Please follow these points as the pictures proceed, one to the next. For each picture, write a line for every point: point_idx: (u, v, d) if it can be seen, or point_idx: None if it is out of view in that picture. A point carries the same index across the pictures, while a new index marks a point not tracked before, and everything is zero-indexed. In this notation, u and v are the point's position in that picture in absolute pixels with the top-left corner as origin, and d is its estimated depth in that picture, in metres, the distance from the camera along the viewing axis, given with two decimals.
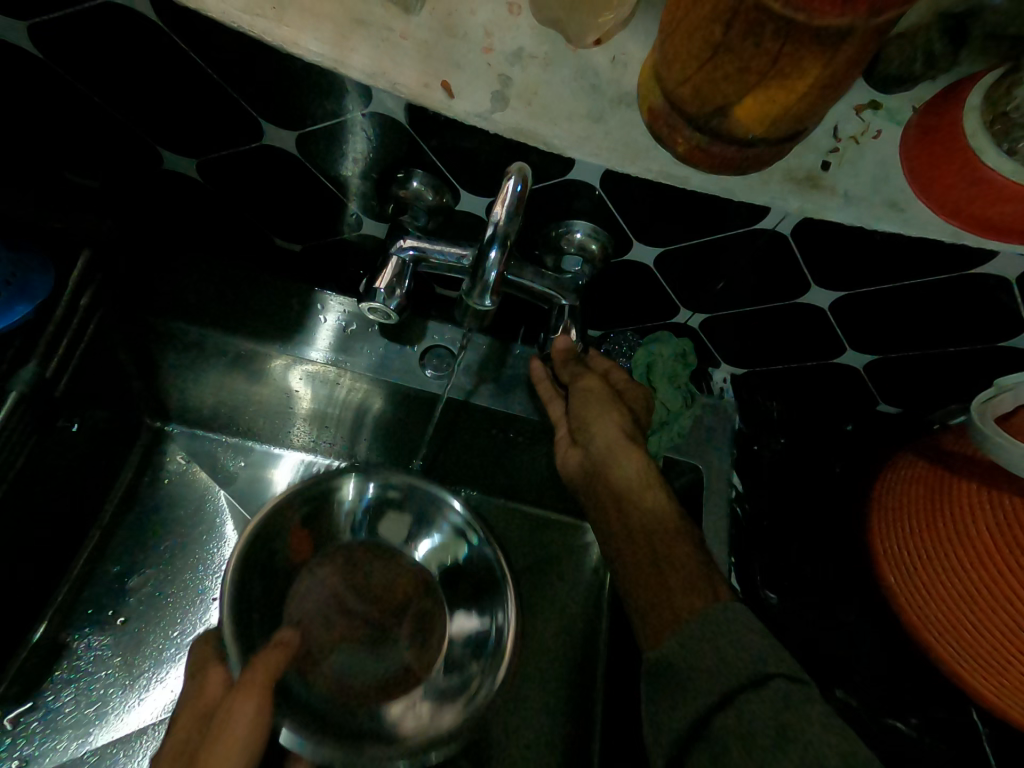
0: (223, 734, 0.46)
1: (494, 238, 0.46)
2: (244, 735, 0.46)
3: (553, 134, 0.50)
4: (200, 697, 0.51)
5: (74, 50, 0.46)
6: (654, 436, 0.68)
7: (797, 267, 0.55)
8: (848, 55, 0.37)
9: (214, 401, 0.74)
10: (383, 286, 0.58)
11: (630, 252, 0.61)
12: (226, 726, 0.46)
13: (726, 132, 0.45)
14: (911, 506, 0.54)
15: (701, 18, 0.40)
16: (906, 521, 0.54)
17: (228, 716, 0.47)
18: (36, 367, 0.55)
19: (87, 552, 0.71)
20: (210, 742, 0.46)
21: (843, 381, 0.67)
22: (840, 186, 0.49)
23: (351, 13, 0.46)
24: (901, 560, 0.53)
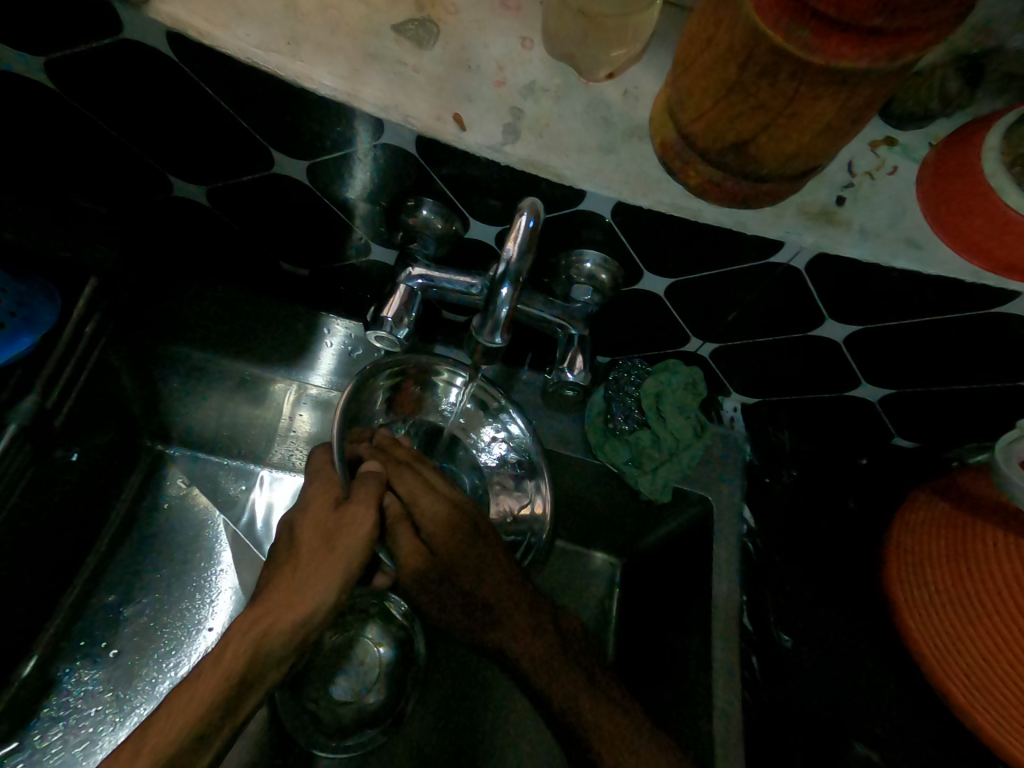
0: (347, 535, 0.58)
1: (506, 275, 0.47)
2: (364, 537, 0.58)
3: (563, 166, 0.49)
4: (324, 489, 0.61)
5: (89, 83, 0.47)
6: (664, 467, 0.67)
7: (812, 300, 0.54)
8: (865, 95, 0.37)
9: (215, 424, 0.73)
10: (391, 314, 0.57)
11: (641, 282, 0.60)
12: (349, 531, 0.58)
13: (740, 168, 0.44)
14: (929, 546, 0.52)
15: (715, 59, 0.39)
16: (926, 562, 0.52)
17: (353, 517, 0.59)
18: (38, 397, 0.55)
19: (82, 579, 0.69)
20: (339, 533, 0.58)
21: (859, 414, 0.65)
22: (856, 221, 0.48)
23: (364, 47, 0.47)
24: (918, 603, 0.52)
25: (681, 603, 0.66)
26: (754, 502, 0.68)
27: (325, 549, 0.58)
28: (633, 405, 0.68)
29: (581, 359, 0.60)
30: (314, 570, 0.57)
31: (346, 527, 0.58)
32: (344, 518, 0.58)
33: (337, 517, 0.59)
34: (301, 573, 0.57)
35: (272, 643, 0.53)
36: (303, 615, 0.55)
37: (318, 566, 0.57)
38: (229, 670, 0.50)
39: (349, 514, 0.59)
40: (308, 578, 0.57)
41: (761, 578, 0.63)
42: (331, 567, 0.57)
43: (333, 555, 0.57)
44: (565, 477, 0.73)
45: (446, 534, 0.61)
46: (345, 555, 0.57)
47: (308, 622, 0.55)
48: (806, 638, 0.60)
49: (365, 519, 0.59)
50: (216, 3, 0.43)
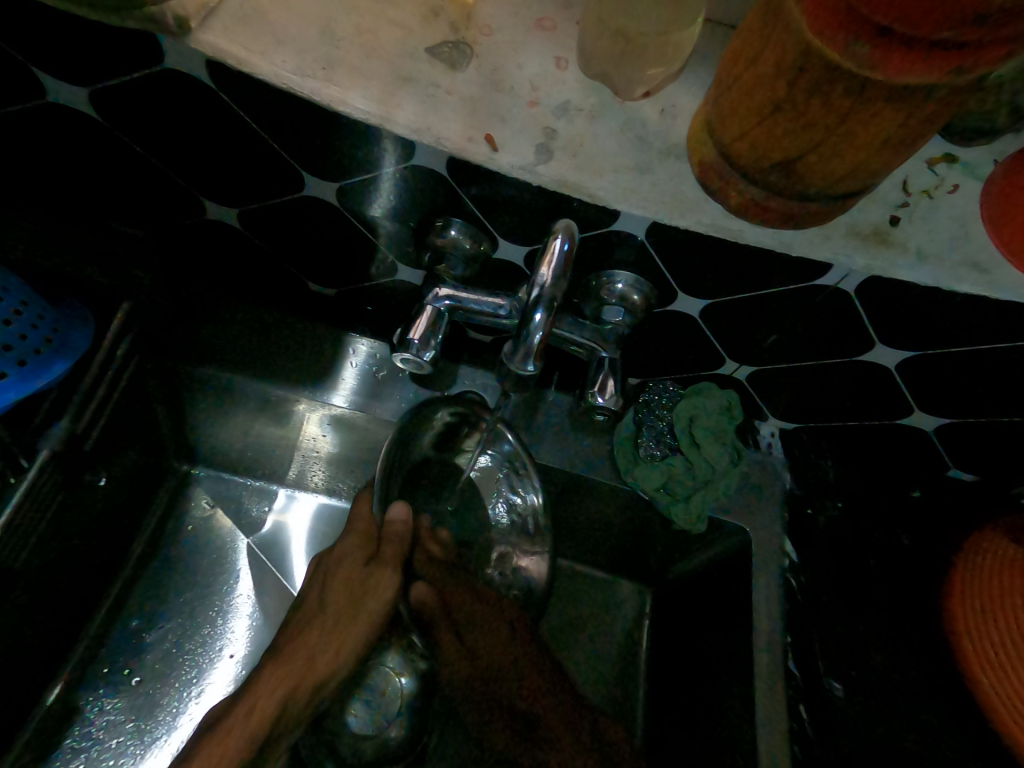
0: (371, 602, 0.61)
1: (540, 299, 0.45)
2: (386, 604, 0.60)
3: (598, 186, 0.47)
4: (354, 549, 0.63)
5: (129, 111, 0.47)
6: (698, 496, 0.64)
7: (861, 325, 0.51)
8: (928, 112, 0.34)
9: (240, 445, 0.73)
10: (418, 335, 0.56)
11: (675, 303, 0.58)
12: (374, 596, 0.60)
13: (786, 188, 0.42)
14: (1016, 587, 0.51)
15: (762, 77, 0.38)
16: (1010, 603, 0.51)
17: (381, 579, 0.61)
18: (70, 423, 0.56)
19: (109, 602, 0.69)
20: (365, 597, 0.61)
21: (911, 443, 0.62)
22: (912, 242, 0.46)
23: (398, 70, 0.46)
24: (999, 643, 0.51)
25: (719, 643, 0.63)
26: (797, 535, 0.65)
27: (344, 613, 0.60)
28: (665, 430, 0.65)
29: (613, 382, 0.58)
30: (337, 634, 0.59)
31: (372, 592, 0.61)
32: (371, 580, 0.61)
33: (366, 576, 0.61)
34: (324, 635, 0.58)
35: (291, 704, 0.53)
36: (318, 682, 0.56)
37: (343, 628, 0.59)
38: (259, 728, 0.50)
39: (374, 572, 0.62)
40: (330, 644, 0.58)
41: (806, 619, 0.59)
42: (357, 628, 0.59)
43: (359, 619, 0.60)
44: (594, 505, 0.71)
45: (480, 633, 0.64)
46: (363, 624, 0.60)
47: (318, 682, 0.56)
48: (857, 685, 0.56)
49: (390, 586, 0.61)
50: (255, 29, 0.43)
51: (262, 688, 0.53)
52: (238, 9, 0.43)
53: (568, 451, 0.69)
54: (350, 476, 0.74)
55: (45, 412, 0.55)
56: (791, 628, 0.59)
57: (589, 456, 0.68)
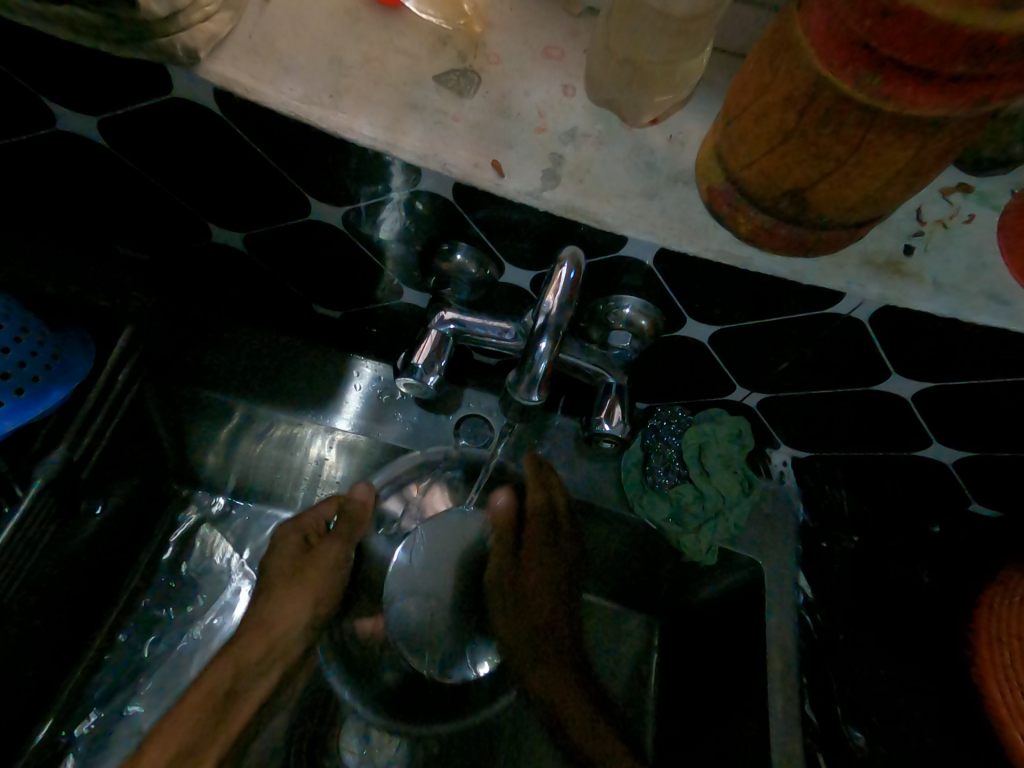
0: (317, 572, 0.68)
1: (545, 328, 0.45)
2: (329, 572, 0.69)
3: (604, 211, 0.47)
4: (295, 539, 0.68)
5: (140, 140, 0.48)
6: (708, 526, 0.62)
7: (876, 354, 0.50)
8: (944, 141, 0.33)
9: (240, 468, 0.72)
10: (422, 359, 0.55)
11: (682, 329, 0.57)
12: (319, 567, 0.68)
13: (797, 216, 0.41)
14: None
15: (771, 106, 0.37)
16: None
17: (325, 553, 0.68)
18: (66, 452, 0.55)
19: (102, 631, 0.68)
20: (306, 569, 0.68)
21: (929, 477, 0.60)
22: (927, 271, 0.45)
23: (406, 97, 0.46)
24: None
25: (733, 682, 0.60)
26: (810, 568, 0.63)
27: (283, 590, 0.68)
28: (674, 457, 0.63)
29: (620, 409, 0.57)
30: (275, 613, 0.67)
31: (311, 569, 0.68)
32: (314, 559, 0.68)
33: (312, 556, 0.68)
34: (276, 595, 0.68)
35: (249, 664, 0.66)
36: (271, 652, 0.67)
37: (282, 604, 0.68)
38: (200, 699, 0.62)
39: (322, 553, 0.69)
40: (263, 636, 0.67)
41: (823, 660, 0.57)
42: (291, 609, 0.68)
43: (299, 588, 0.68)
44: (597, 531, 0.69)
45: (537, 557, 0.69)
46: (325, 579, 0.69)
47: (285, 645, 0.68)
48: (879, 734, 0.54)
49: (332, 559, 0.69)
50: (264, 58, 0.43)
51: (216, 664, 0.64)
52: (247, 39, 0.43)
53: (573, 475, 0.67)
54: None
55: (44, 439, 0.55)
56: (806, 669, 0.57)
57: (594, 481, 0.67)
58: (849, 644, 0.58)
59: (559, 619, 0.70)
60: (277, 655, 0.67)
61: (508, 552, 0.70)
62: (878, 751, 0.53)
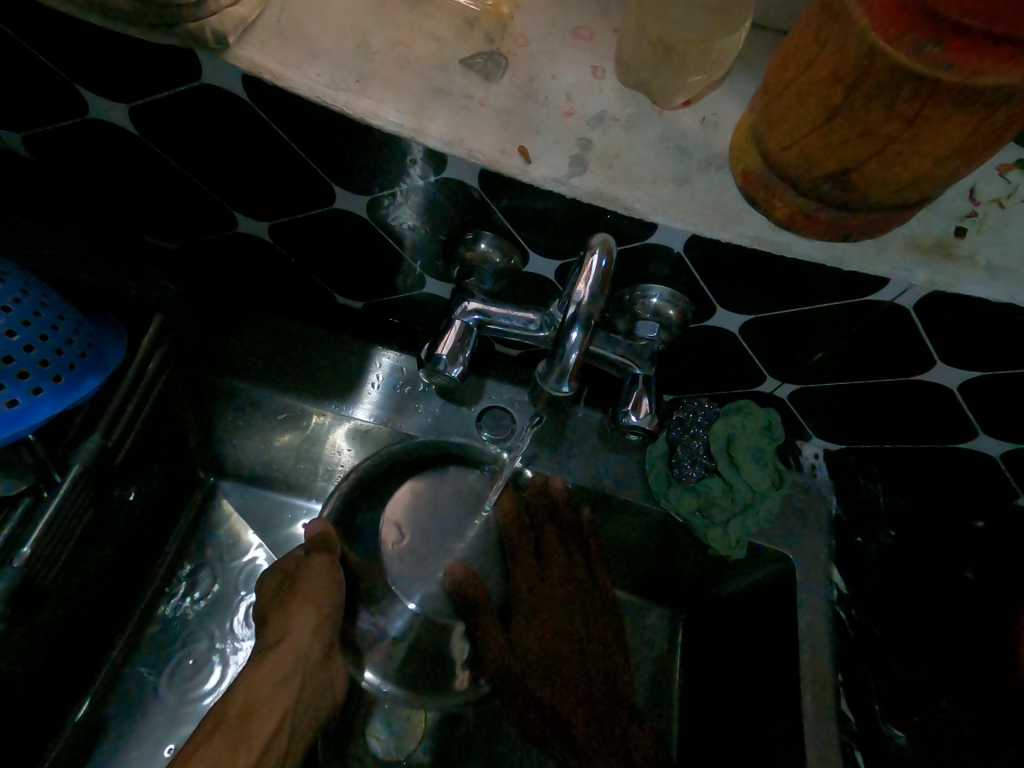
0: (301, 588, 0.63)
1: (576, 318, 0.44)
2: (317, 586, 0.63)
3: (634, 198, 0.45)
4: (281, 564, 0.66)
5: (167, 128, 0.48)
6: (736, 520, 0.61)
7: (921, 343, 0.48)
8: (1005, 118, 0.31)
9: (264, 459, 0.72)
10: (446, 350, 0.54)
11: (712, 319, 0.55)
12: (302, 583, 0.64)
13: (839, 199, 0.39)
14: None
15: (816, 82, 0.35)
16: None
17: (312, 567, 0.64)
18: (100, 439, 0.56)
19: (133, 617, 0.70)
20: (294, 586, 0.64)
21: (972, 470, 0.58)
22: (980, 255, 0.43)
23: (433, 81, 0.45)
24: None
25: (764, 678, 0.59)
26: (844, 565, 0.61)
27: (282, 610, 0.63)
28: (701, 450, 0.62)
29: (647, 401, 0.57)
30: (282, 633, 0.62)
31: (301, 585, 0.64)
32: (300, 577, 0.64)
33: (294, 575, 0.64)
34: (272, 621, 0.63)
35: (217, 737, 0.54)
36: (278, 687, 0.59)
37: (288, 620, 0.62)
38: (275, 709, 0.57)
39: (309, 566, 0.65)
40: (275, 658, 0.61)
41: (859, 658, 0.56)
42: (296, 625, 0.62)
43: (298, 605, 0.63)
44: (621, 525, 0.68)
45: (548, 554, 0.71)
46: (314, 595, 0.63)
47: (303, 653, 0.62)
48: (920, 734, 0.52)
49: (322, 572, 0.64)
50: (290, 44, 0.43)
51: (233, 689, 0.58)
52: (274, 24, 0.43)
53: (597, 469, 0.66)
54: None
55: (79, 426, 0.56)
56: (842, 666, 0.55)
57: (618, 474, 0.66)
58: (887, 642, 0.57)
59: (585, 649, 0.69)
60: (301, 667, 0.61)
61: (533, 566, 0.71)
62: (919, 751, 0.51)
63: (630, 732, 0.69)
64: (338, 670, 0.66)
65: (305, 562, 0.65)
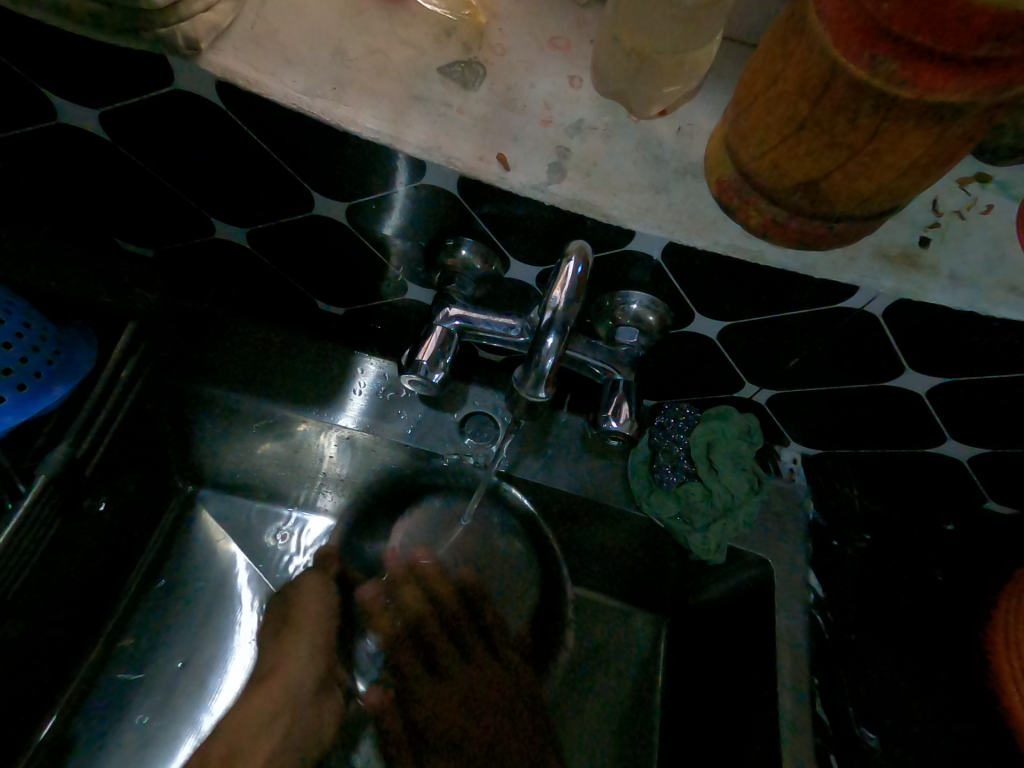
0: (288, 651, 0.69)
1: (552, 323, 0.44)
2: (317, 606, 0.70)
3: (611, 205, 0.46)
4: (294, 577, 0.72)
5: (142, 133, 0.47)
6: (716, 525, 0.61)
7: (891, 350, 0.49)
8: (961, 132, 0.32)
9: (244, 466, 0.71)
10: (427, 355, 0.54)
11: (691, 325, 0.56)
12: (295, 625, 0.70)
13: (809, 208, 0.40)
14: None
15: (783, 96, 0.36)
16: None
17: (309, 583, 0.71)
18: (69, 450, 0.54)
19: (109, 627, 0.69)
20: (296, 609, 0.70)
21: (942, 473, 0.60)
22: (944, 263, 0.44)
23: (410, 89, 0.45)
24: None
25: (742, 681, 0.60)
26: (821, 567, 0.62)
27: (286, 633, 0.70)
28: (681, 455, 0.62)
29: (627, 406, 0.57)
30: (279, 662, 0.69)
31: (298, 619, 0.70)
32: (298, 602, 0.70)
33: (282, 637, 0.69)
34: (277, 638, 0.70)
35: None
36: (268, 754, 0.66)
37: (282, 653, 0.69)
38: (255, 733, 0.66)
39: (307, 586, 0.71)
40: (274, 680, 0.68)
41: (834, 660, 0.56)
42: (291, 651, 0.69)
43: (295, 632, 0.69)
44: (603, 531, 0.68)
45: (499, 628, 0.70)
46: (310, 637, 0.70)
47: (294, 697, 0.68)
48: (892, 735, 0.53)
49: (314, 593, 0.71)
50: (265, 50, 0.43)
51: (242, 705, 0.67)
52: (249, 31, 0.43)
53: (580, 474, 0.66)
54: (362, 498, 0.73)
55: (48, 435, 0.55)
56: (817, 669, 0.56)
57: (600, 480, 0.66)
58: (861, 644, 0.58)
59: (514, 708, 0.69)
60: (289, 713, 0.68)
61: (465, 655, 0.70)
62: (892, 752, 0.52)
63: (610, 736, 0.69)
64: (334, 706, 0.70)
65: (302, 584, 0.72)
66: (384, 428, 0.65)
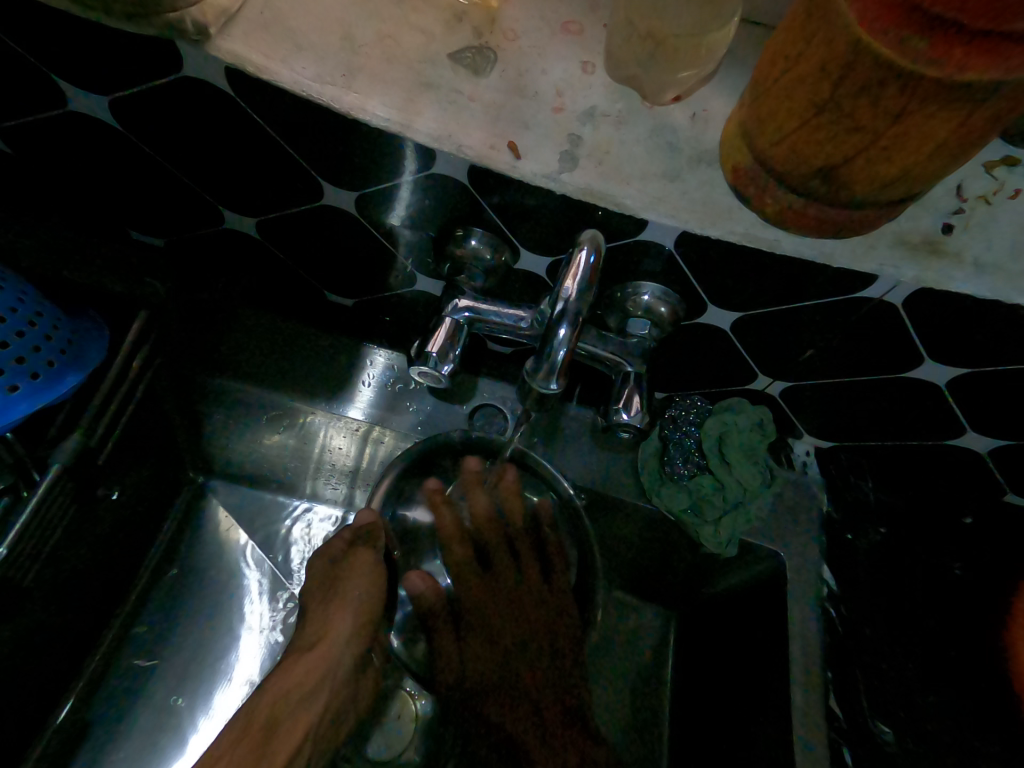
0: (340, 606, 0.62)
1: (564, 314, 0.44)
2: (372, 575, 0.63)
3: (624, 194, 0.45)
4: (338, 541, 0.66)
5: (151, 121, 0.47)
6: (727, 518, 0.60)
7: (909, 340, 0.48)
8: (990, 112, 0.31)
9: (255, 456, 0.72)
10: (436, 348, 0.54)
11: (703, 316, 0.55)
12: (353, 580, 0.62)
13: (828, 195, 0.39)
14: None
15: (804, 77, 0.35)
16: None
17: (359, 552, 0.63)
18: (82, 437, 0.55)
19: (122, 615, 0.70)
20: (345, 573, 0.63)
21: (958, 466, 0.59)
22: (967, 250, 0.43)
23: (421, 76, 0.45)
24: None
25: (754, 672, 0.59)
26: (835, 562, 0.61)
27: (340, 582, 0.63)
28: (692, 448, 0.62)
29: (639, 398, 0.56)
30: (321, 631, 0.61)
31: (347, 583, 0.63)
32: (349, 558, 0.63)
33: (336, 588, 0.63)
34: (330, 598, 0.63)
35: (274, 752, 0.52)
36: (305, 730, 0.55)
37: (331, 619, 0.61)
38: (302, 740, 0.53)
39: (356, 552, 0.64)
40: (314, 652, 0.59)
41: (847, 654, 0.56)
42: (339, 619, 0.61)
43: (342, 598, 0.62)
44: (615, 523, 0.68)
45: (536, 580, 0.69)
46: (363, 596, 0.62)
47: (338, 661, 0.59)
48: (907, 729, 0.52)
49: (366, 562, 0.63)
50: (273, 35, 0.42)
51: (285, 672, 0.58)
52: (257, 17, 0.42)
53: (589, 466, 0.66)
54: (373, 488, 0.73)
55: (61, 425, 0.55)
56: (830, 662, 0.55)
57: (610, 473, 0.65)
58: (876, 638, 0.57)
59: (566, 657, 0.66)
60: (331, 678, 0.58)
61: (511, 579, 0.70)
62: (906, 746, 0.52)
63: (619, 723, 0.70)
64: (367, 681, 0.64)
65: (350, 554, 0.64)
66: (395, 416, 0.65)
